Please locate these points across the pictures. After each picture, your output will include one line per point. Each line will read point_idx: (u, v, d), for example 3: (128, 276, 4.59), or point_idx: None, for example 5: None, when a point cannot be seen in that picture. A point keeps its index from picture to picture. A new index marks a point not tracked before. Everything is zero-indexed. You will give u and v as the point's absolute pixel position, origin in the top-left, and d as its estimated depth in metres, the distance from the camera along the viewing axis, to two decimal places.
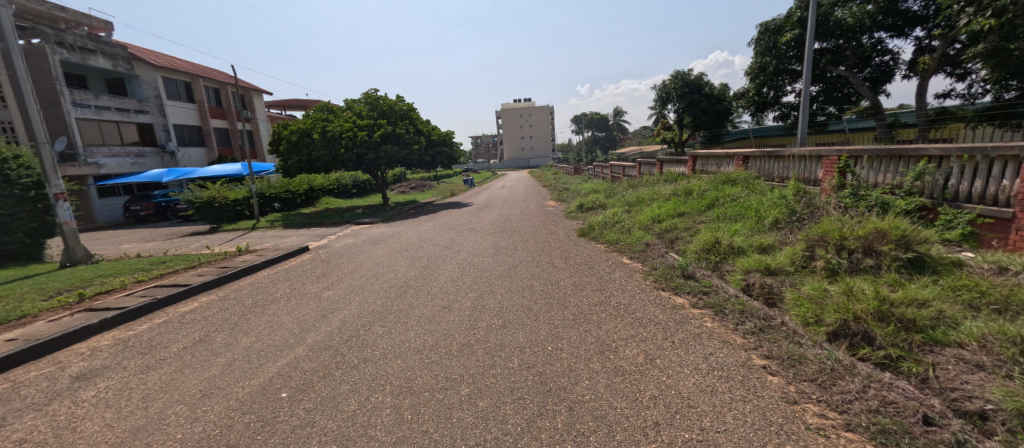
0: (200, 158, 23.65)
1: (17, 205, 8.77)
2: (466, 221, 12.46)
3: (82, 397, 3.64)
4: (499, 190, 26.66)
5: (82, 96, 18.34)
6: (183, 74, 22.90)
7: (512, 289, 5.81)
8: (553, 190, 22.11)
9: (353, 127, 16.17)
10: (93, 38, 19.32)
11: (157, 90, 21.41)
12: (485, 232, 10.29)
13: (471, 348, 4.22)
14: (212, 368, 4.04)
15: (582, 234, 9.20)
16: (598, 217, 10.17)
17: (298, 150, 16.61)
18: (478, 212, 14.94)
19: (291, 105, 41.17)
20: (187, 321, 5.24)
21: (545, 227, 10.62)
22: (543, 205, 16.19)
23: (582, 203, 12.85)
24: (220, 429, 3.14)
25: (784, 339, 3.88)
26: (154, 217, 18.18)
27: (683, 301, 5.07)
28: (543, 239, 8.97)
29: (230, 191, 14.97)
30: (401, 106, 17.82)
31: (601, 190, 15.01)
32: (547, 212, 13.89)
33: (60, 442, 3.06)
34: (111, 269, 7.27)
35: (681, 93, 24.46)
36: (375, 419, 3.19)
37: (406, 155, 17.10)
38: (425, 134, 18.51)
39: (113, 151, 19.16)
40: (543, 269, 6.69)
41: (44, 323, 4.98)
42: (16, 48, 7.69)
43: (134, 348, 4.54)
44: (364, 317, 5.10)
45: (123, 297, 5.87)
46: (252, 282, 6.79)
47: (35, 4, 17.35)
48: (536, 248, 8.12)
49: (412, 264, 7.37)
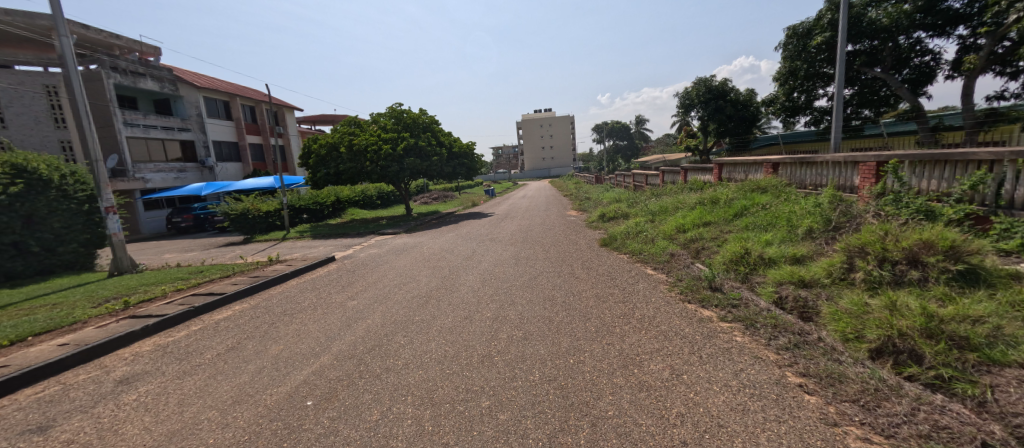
0: (235, 172, 25.01)
1: (76, 220, 9.51)
2: (487, 231, 12.56)
3: (124, 400, 3.84)
4: (519, 200, 26.64)
5: (133, 116, 19.71)
6: (222, 94, 24.34)
7: (533, 301, 5.74)
8: (574, 200, 21.97)
9: (378, 140, 16.68)
10: (143, 62, 20.73)
11: (199, 109, 22.89)
12: (506, 242, 10.29)
13: (492, 360, 4.22)
14: (243, 375, 4.18)
15: (603, 243, 9.11)
16: (619, 226, 10.04)
17: (326, 163, 17.19)
18: (499, 222, 15.02)
19: (320, 120, 42.82)
20: (221, 328, 5.45)
21: (567, 237, 10.58)
22: (564, 215, 16.00)
23: (603, 212, 12.71)
24: (249, 436, 3.23)
25: (821, 356, 3.68)
26: (193, 228, 19.11)
27: (711, 314, 4.90)
28: (564, 249, 8.93)
29: (263, 203, 15.70)
30: (424, 119, 18.23)
31: (623, 199, 14.82)
32: (569, 221, 13.76)
33: (105, 443, 3.23)
34: (154, 278, 7.65)
35: (704, 99, 24.09)
36: (397, 429, 3.21)
37: (428, 167, 17.39)
38: (447, 146, 18.75)
39: (159, 167, 20.51)
40: (564, 280, 6.63)
41: (93, 329, 5.28)
42: (76, 73, 8.33)
43: (172, 353, 4.76)
44: (388, 326, 5.16)
45: (163, 305, 6.15)
46: (282, 291, 7.04)
47: (93, 33, 18.83)
48: (557, 259, 8.01)
49: (434, 274, 7.48)
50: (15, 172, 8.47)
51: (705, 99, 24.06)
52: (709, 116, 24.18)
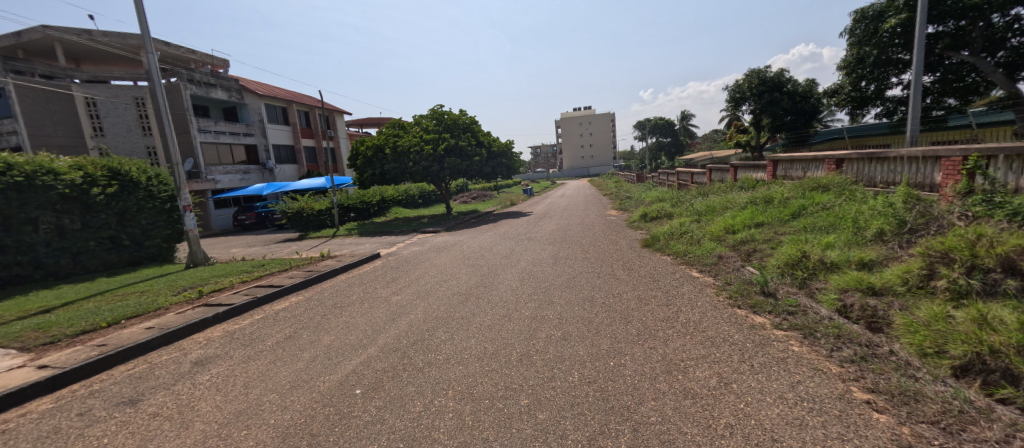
0: (292, 173, 26.87)
1: (160, 217, 10.66)
2: (526, 230, 12.56)
3: (199, 379, 4.26)
4: (559, 199, 26.45)
5: (206, 123, 21.66)
6: (280, 101, 26.18)
7: (572, 302, 5.67)
8: (615, 199, 21.45)
9: (420, 141, 17.18)
10: (214, 74, 22.70)
11: (262, 116, 24.72)
12: (545, 241, 10.22)
13: (531, 359, 4.23)
14: (299, 362, 4.49)
15: (645, 244, 8.81)
16: (663, 227, 9.66)
17: (372, 164, 18.08)
18: (538, 221, 14.96)
19: (367, 123, 44.78)
20: (280, 318, 5.88)
21: (607, 237, 10.34)
22: (604, 215, 15.65)
23: (645, 212, 12.28)
24: (305, 419, 3.47)
25: (893, 371, 3.35)
26: (256, 225, 20.72)
27: (764, 321, 4.59)
28: (604, 250, 8.73)
29: (315, 203, 16.69)
30: (464, 119, 18.34)
31: (667, 198, 14.28)
32: (609, 221, 13.44)
33: (184, 417, 3.62)
34: (223, 271, 8.39)
35: (757, 92, 22.51)
36: (438, 422, 3.31)
37: (468, 167, 17.71)
38: (486, 146, 18.66)
39: (228, 169, 22.45)
40: (604, 280, 6.49)
41: (173, 315, 5.89)
42: (160, 86, 9.31)
43: (239, 340, 5.20)
44: (430, 321, 5.32)
45: (231, 295, 6.75)
46: (333, 285, 7.46)
47: (174, 50, 20.97)
48: (597, 260, 7.85)
49: (473, 272, 7.60)
50: (111, 176, 9.60)
51: (758, 92, 22.48)
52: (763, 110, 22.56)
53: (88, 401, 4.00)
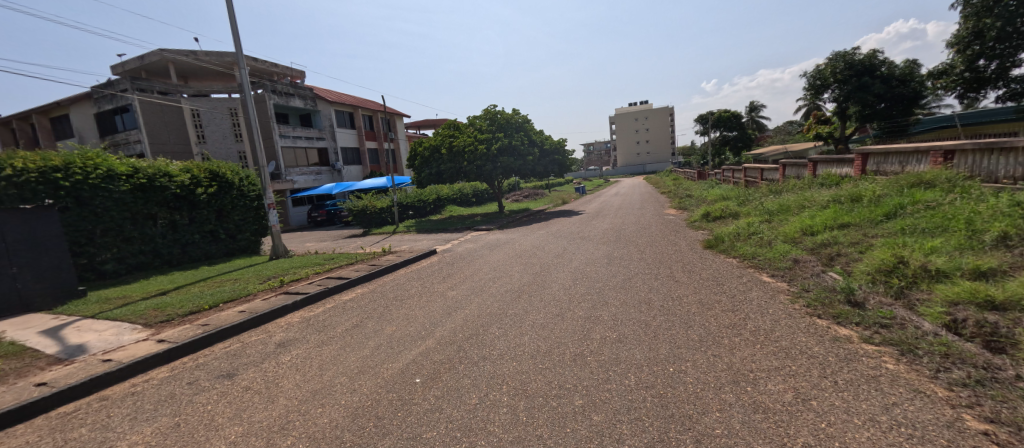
0: (357, 174, 28.78)
1: (250, 213, 11.98)
2: (578, 229, 12.35)
3: (282, 359, 4.76)
4: (614, 197, 25.69)
5: (286, 129, 23.73)
6: (347, 106, 28.07)
7: (627, 303, 5.47)
8: (673, 197, 20.47)
9: (475, 141, 17.45)
10: (292, 84, 24.74)
11: (331, 121, 26.68)
12: (599, 241, 9.94)
13: (585, 359, 4.17)
14: (365, 349, 4.82)
15: (707, 245, 8.24)
16: (728, 227, 9.00)
17: (428, 164, 18.47)
18: (590, 220, 14.66)
19: (424, 125, 46.81)
20: (348, 308, 6.35)
21: (665, 236, 9.84)
22: (662, 214, 14.91)
23: (708, 211, 11.52)
24: (371, 402, 3.73)
25: (1019, 400, 2.84)
26: (326, 222, 22.48)
27: (849, 333, 4.11)
28: (662, 250, 8.31)
29: (378, 201, 17.86)
30: (517, 119, 18.46)
31: (733, 196, 13.31)
32: (668, 220, 12.76)
33: (272, 392, 4.07)
34: (300, 262, 9.23)
35: (845, 76, 22.23)
36: (493, 415, 3.39)
37: (521, 166, 17.81)
38: (539, 145, 18.90)
39: (303, 171, 24.52)
40: (662, 282, 6.19)
41: (259, 301, 6.61)
42: (251, 97, 10.39)
43: (313, 326, 5.70)
44: (484, 317, 5.43)
45: (306, 284, 7.43)
46: (394, 278, 7.90)
47: (261, 64, 23.38)
48: (654, 260, 7.49)
49: (525, 269, 7.63)
50: (212, 178, 10.92)
51: (844, 77, 22.26)
52: (847, 97, 22.34)
53: (195, 373, 4.63)
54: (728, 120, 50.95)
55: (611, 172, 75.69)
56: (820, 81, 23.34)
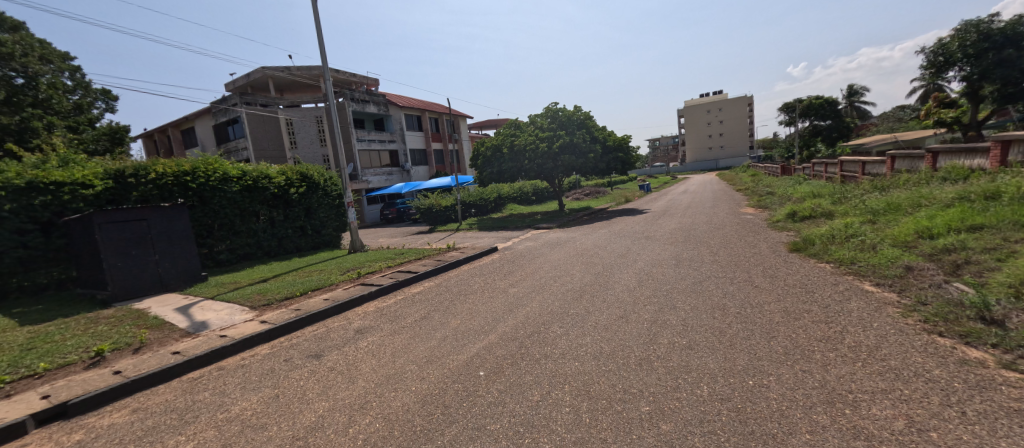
0: (424, 174, 30.28)
1: (334, 210, 13.15)
2: (643, 228, 11.76)
3: (361, 344, 5.17)
4: (682, 195, 24.15)
5: (363, 134, 25.55)
6: (416, 110, 29.61)
7: (698, 308, 5.10)
8: (751, 196, 18.78)
9: (536, 139, 17.33)
10: (368, 91, 26.47)
11: (402, 125, 28.28)
12: (666, 241, 9.32)
13: (651, 365, 3.97)
14: (433, 340, 5.05)
15: (793, 248, 7.36)
16: (820, 228, 7.96)
17: (490, 163, 18.49)
18: (656, 219, 13.91)
19: (487, 125, 47.88)
20: (417, 300, 6.70)
21: (741, 238, 8.96)
22: (738, 213, 13.69)
23: (795, 209, 10.32)
24: (438, 391, 3.91)
25: None
26: (395, 219, 23.57)
27: (981, 356, 3.43)
28: (738, 253, 7.58)
29: (443, 199, 18.15)
30: (579, 115, 18.00)
31: (824, 193, 11.83)
32: (745, 220, 11.64)
33: (353, 374, 4.43)
34: (373, 256, 9.90)
35: (979, 50, 19.12)
36: (556, 414, 3.36)
37: (582, 164, 17.43)
38: (601, 142, 18.49)
39: (377, 172, 26.31)
40: (738, 288, 5.65)
41: (340, 291, 7.23)
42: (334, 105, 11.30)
43: (386, 315, 6.10)
44: (545, 315, 5.40)
45: (380, 277, 7.98)
46: (458, 273, 8.17)
47: (343, 75, 25.34)
48: (729, 263, 6.86)
49: (587, 269, 7.43)
50: (302, 179, 12.10)
51: (978, 52, 19.19)
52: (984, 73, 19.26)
53: (290, 351, 5.21)
54: (821, 107, 42.70)
55: (678, 168, 69.77)
56: (945, 58, 20.35)
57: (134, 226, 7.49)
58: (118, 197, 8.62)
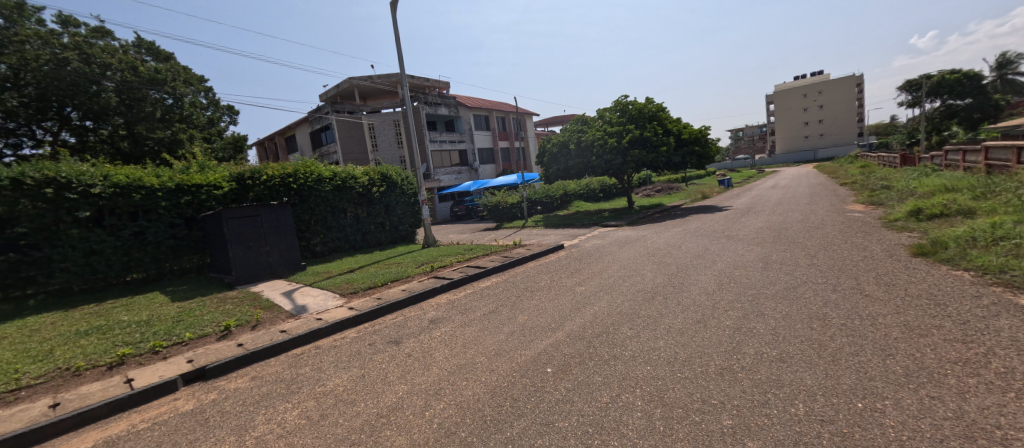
0: (492, 171, 31.11)
1: (411, 207, 13.90)
2: (723, 227, 10.82)
3: (435, 334, 5.43)
4: (772, 190, 21.83)
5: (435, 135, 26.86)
6: (483, 110, 30.48)
7: (791, 317, 4.53)
8: (859, 189, 16.37)
9: (604, 135, 16.58)
10: (440, 94, 27.65)
11: (471, 125, 29.27)
12: (752, 241, 8.43)
13: (734, 375, 3.62)
14: (501, 334, 5.13)
15: (918, 252, 6.20)
16: (953, 229, 6.64)
17: (557, 160, 17.89)
18: (740, 216, 12.72)
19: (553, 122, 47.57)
20: (485, 294, 6.86)
21: (843, 239, 7.80)
22: (842, 210, 12.01)
23: (919, 206, 8.75)
24: (506, 384, 3.95)
25: None
26: (464, 216, 23.66)
27: None
28: (840, 256, 6.59)
29: (509, 196, 18.48)
30: (650, 107, 17.07)
31: (957, 187, 9.92)
32: (850, 218, 10.14)
33: (427, 361, 4.66)
34: (444, 251, 10.29)
35: None
36: (627, 418, 3.21)
37: (654, 159, 16.22)
38: (674, 134, 16.99)
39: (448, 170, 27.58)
40: (844, 296, 4.90)
41: (416, 282, 7.65)
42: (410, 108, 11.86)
43: (456, 308, 6.33)
44: (614, 316, 5.19)
45: (451, 270, 8.29)
46: (525, 270, 8.21)
47: (418, 80, 26.68)
48: (830, 268, 6.00)
49: (660, 269, 6.98)
50: (383, 179, 12.93)
51: None
52: None
53: (373, 336, 5.64)
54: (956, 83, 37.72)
55: (764, 160, 62.10)
56: None
57: (250, 221, 8.64)
58: (238, 197, 10.04)
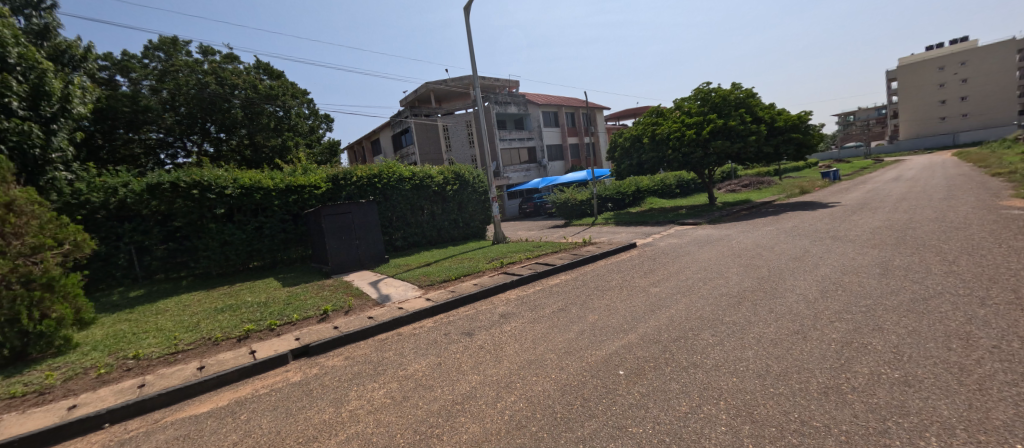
0: (561, 168, 30.89)
1: (483, 205, 14.19)
2: (826, 226, 9.49)
3: (505, 328, 5.46)
4: (893, 183, 18.72)
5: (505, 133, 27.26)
6: (552, 107, 30.32)
7: (919, 334, 3.78)
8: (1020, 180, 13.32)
9: (682, 126, 15.37)
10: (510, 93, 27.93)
11: (540, 122, 29.24)
12: (864, 243, 7.24)
13: (842, 396, 3.11)
14: (570, 333, 5.00)
15: None
16: None
17: (629, 155, 17.13)
18: (851, 213, 11.03)
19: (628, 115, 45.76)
20: (555, 291, 6.76)
21: (994, 242, 6.36)
22: (994, 206, 9.85)
23: None
24: (576, 383, 3.82)
25: None
26: (533, 213, 23.61)
27: None
28: (989, 263, 5.37)
29: (579, 193, 18.18)
30: (737, 94, 15.54)
31: None
32: (1000, 217, 8.30)
33: (497, 354, 4.70)
34: (513, 248, 10.34)
35: None
36: (709, 431, 2.92)
37: (740, 150, 14.70)
38: (766, 122, 15.16)
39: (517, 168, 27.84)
40: (994, 313, 3.97)
41: (487, 277, 7.79)
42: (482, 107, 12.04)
43: (526, 303, 6.32)
44: (693, 320, 4.78)
45: (521, 267, 8.31)
46: (595, 268, 7.96)
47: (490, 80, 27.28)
48: (974, 277, 4.91)
49: (747, 273, 6.30)
50: (457, 177, 13.36)
51: None
52: None
53: (447, 327, 5.85)
54: None
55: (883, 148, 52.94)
56: None
57: (343, 216, 9.45)
58: (334, 195, 11.01)
